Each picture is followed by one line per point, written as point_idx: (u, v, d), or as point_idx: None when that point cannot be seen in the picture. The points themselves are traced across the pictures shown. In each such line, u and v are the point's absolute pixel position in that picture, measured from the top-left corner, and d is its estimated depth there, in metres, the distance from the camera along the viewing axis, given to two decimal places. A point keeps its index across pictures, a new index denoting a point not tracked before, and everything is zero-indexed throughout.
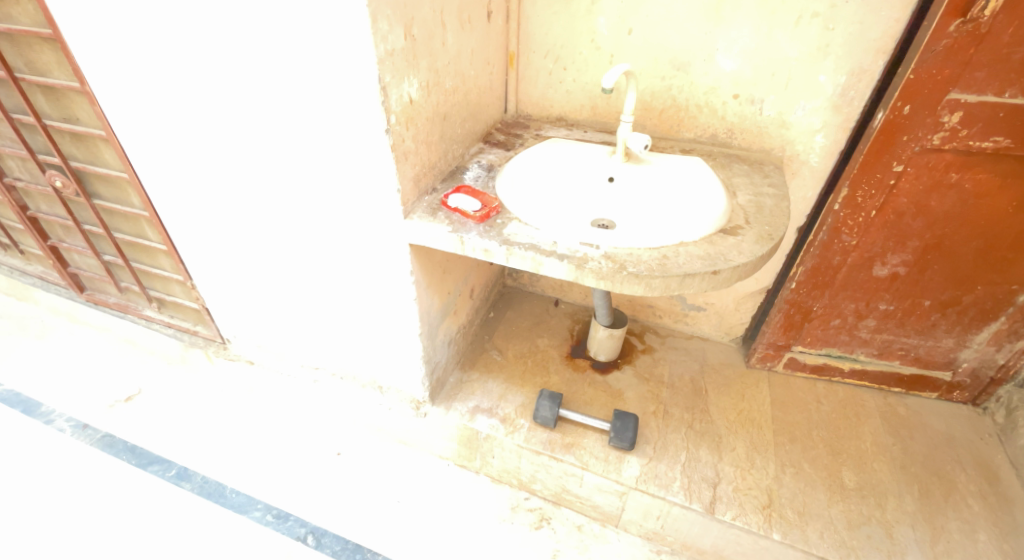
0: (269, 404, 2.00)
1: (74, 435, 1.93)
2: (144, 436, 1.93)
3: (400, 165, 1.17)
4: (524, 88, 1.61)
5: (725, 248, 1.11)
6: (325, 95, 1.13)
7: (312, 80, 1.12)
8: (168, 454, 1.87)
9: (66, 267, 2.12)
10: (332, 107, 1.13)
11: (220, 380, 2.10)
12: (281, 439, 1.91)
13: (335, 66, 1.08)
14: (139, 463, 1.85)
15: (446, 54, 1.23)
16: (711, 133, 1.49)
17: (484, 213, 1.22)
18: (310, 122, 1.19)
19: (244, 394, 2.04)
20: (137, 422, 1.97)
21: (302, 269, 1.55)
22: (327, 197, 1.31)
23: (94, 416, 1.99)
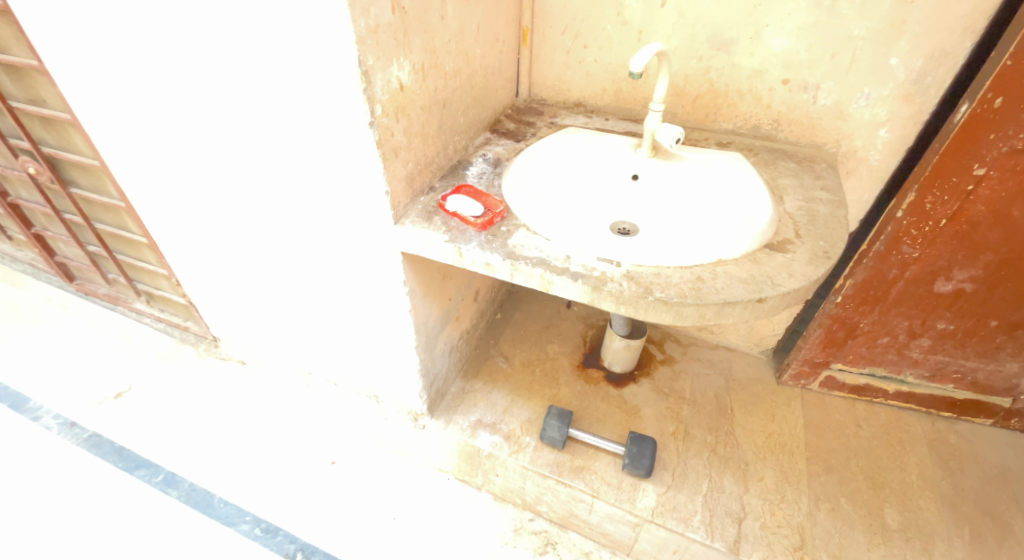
0: (260, 403, 1.88)
1: (61, 433, 1.83)
2: (132, 436, 1.83)
3: (389, 163, 0.99)
4: (538, 69, 1.42)
5: (772, 269, 0.93)
6: (298, 80, 0.95)
7: (282, 63, 0.94)
8: (155, 458, 1.77)
9: (53, 256, 2.01)
10: (308, 95, 0.96)
11: (210, 377, 1.97)
12: (272, 445, 1.79)
13: (308, 47, 0.90)
14: (126, 466, 1.75)
15: (446, 30, 1.04)
16: (753, 125, 1.29)
17: (487, 219, 1.04)
18: (284, 112, 1.02)
19: (234, 393, 1.91)
20: (126, 422, 1.87)
21: (287, 270, 1.40)
22: (309, 196, 1.15)
23: (82, 413, 1.89)
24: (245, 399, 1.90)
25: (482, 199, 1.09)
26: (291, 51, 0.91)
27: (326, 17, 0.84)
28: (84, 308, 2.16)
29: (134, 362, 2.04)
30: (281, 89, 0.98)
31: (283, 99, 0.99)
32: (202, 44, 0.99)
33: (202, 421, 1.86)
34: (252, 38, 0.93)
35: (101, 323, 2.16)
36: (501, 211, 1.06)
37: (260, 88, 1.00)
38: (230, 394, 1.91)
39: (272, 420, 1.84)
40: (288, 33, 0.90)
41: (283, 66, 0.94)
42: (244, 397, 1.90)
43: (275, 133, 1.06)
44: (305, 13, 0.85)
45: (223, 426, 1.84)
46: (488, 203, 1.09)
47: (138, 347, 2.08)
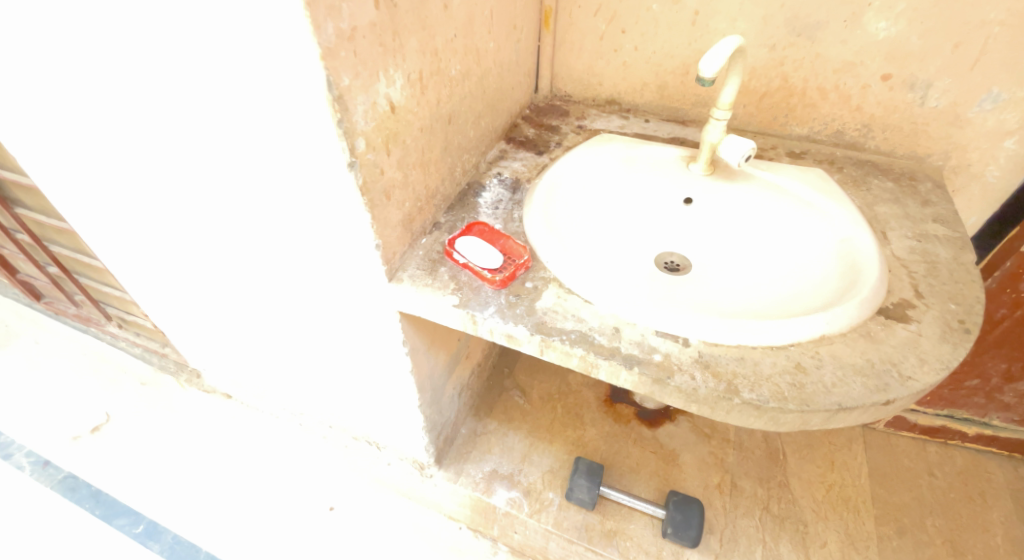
0: (251, 437, 1.68)
1: (34, 474, 1.66)
2: (110, 478, 1.64)
3: (378, 210, 0.73)
4: (562, 59, 1.15)
5: (896, 351, 0.69)
6: (249, 99, 0.69)
7: (230, 79, 0.69)
8: (136, 504, 1.58)
9: (15, 274, 1.81)
10: (263, 118, 0.70)
11: (197, 406, 1.77)
12: (263, 488, 1.58)
13: (260, 60, 0.64)
14: (104, 514, 1.57)
15: (452, 22, 0.78)
16: (834, 130, 1.03)
17: (507, 272, 0.81)
18: (242, 139, 0.77)
19: (222, 425, 1.71)
20: (103, 461, 1.68)
21: (268, 309, 1.17)
22: (284, 237, 0.91)
23: (57, 451, 1.71)
24: (236, 432, 1.70)
25: (500, 243, 0.86)
26: (232, 58, 0.65)
27: (272, 20, 0.56)
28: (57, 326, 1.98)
29: (114, 389, 1.84)
30: (228, 107, 0.72)
31: (232, 119, 0.74)
32: (110, 39, 0.73)
33: (187, 459, 1.67)
34: (182, 39, 0.67)
35: (77, 343, 1.96)
36: (525, 261, 0.83)
37: (203, 105, 0.74)
38: (217, 426, 1.71)
39: (263, 458, 1.64)
40: (224, 33, 0.63)
41: (226, 78, 0.69)
42: (234, 429, 1.71)
43: (233, 160, 0.81)
44: (242, 8, 0.59)
45: (211, 465, 1.65)
46: (508, 248, 0.85)
47: (118, 372, 1.89)
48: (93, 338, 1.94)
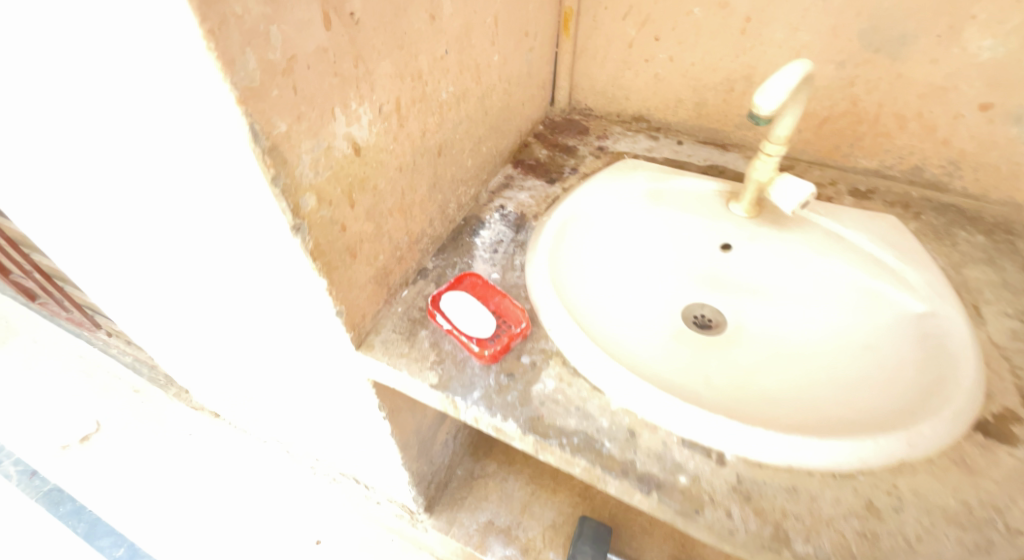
0: (239, 458, 1.55)
1: (21, 485, 1.56)
2: (94, 494, 1.53)
3: (339, 273, 0.58)
4: (584, 68, 1.00)
5: (999, 488, 0.53)
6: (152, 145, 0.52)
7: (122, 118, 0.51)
8: (121, 525, 1.47)
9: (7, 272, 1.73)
10: (170, 168, 0.54)
11: (187, 420, 1.65)
12: (249, 516, 1.46)
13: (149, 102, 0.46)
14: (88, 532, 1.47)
15: (442, 35, 0.62)
16: (910, 166, 0.85)
17: (500, 343, 0.66)
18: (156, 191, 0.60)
19: (212, 443, 1.59)
20: (89, 474, 1.57)
21: (224, 355, 1.02)
22: (224, 297, 0.75)
23: (44, 460, 1.60)
24: (226, 450, 1.58)
25: (494, 303, 0.71)
26: (116, 91, 0.49)
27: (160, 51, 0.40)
28: (52, 329, 1.88)
29: (104, 395, 1.73)
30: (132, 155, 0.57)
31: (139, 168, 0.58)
32: None
33: (172, 477, 1.55)
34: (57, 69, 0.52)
35: (68, 347, 1.86)
36: (523, 328, 0.68)
37: (98, 139, 0.57)
38: (207, 443, 1.60)
39: (250, 482, 1.52)
40: (97, 62, 0.47)
41: (115, 116, 0.52)
42: (225, 446, 1.59)
43: (144, 201, 0.65)
44: (115, 33, 0.42)
45: (195, 487, 1.53)
46: (503, 310, 0.70)
47: (110, 377, 1.78)
48: (86, 343, 1.83)
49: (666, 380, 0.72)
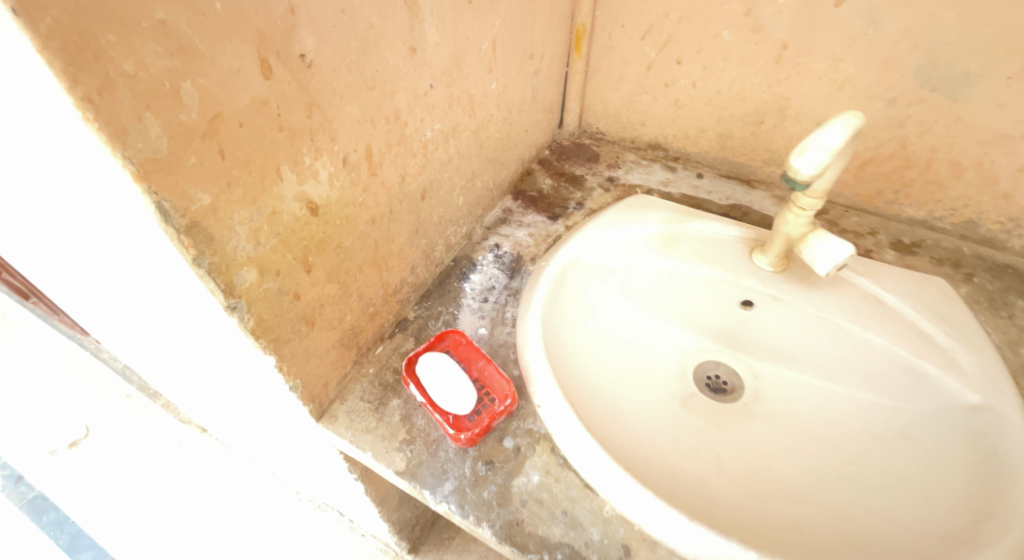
0: (227, 473, 1.41)
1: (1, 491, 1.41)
2: (79, 502, 1.38)
3: (292, 346, 0.50)
4: (596, 89, 0.90)
5: None
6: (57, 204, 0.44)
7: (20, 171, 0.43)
8: (107, 538, 1.32)
9: None
10: (83, 227, 0.45)
11: (177, 428, 1.51)
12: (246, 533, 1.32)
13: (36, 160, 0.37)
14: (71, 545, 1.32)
15: (425, 68, 0.53)
16: (964, 220, 0.75)
17: (479, 424, 0.57)
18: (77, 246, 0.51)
19: (202, 457, 1.44)
20: (75, 480, 1.42)
21: (196, 389, 0.93)
22: (174, 350, 0.66)
23: (28, 464, 1.45)
24: (221, 461, 1.44)
25: (477, 370, 0.62)
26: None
27: (31, 113, 0.32)
28: (41, 328, 1.72)
29: (98, 398, 1.57)
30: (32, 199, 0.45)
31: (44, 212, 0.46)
32: None
33: (172, 495, 1.39)
34: None
35: (55, 349, 1.67)
36: (507, 405, 0.59)
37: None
38: (197, 454, 1.46)
39: (241, 501, 1.37)
40: None
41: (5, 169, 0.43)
42: (220, 457, 1.44)
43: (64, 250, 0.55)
44: None
45: (198, 499, 1.37)
46: (487, 380, 0.61)
47: (104, 380, 1.62)
48: (77, 343, 1.67)
49: (673, 466, 0.64)
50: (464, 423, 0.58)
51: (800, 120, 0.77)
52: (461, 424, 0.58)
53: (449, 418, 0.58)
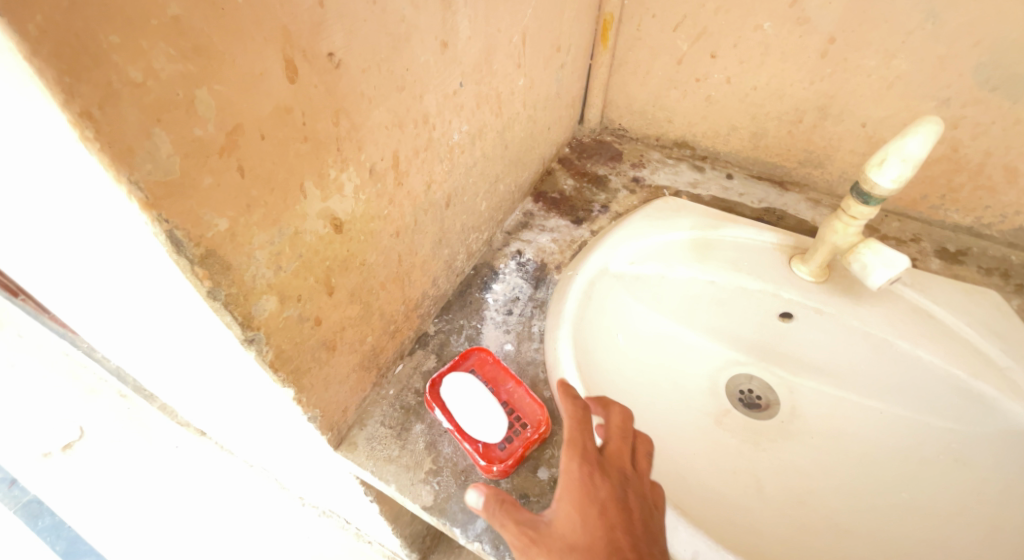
0: (225, 476, 1.37)
1: None
2: (72, 505, 1.33)
3: (311, 375, 0.46)
4: (621, 84, 0.85)
5: None
6: (46, 220, 0.38)
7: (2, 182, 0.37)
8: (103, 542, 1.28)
9: None
10: (76, 247, 0.40)
11: (175, 429, 1.45)
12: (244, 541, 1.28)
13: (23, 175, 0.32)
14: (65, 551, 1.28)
15: (456, 65, 0.48)
16: (1014, 228, 0.71)
17: (511, 455, 0.53)
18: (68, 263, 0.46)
19: (201, 460, 1.40)
20: (67, 483, 1.37)
21: (199, 398, 0.88)
22: (177, 366, 0.61)
23: (18, 466, 1.39)
24: (221, 465, 1.39)
25: (506, 394, 0.57)
26: None
27: (18, 123, 0.27)
28: (30, 326, 1.64)
29: (90, 398, 1.51)
30: (19, 212, 0.40)
31: (35, 227, 0.41)
32: None
33: (163, 497, 1.35)
34: None
35: (43, 348, 1.60)
36: (541, 433, 0.55)
37: None
38: (195, 457, 1.41)
39: (239, 505, 1.33)
40: None
41: None
42: (220, 460, 1.40)
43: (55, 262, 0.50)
44: None
45: (190, 507, 1.33)
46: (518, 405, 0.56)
47: (97, 379, 1.55)
48: (67, 342, 1.59)
49: (712, 494, 0.60)
50: (495, 453, 0.54)
51: (842, 119, 0.72)
52: (491, 453, 0.54)
53: (478, 447, 0.54)
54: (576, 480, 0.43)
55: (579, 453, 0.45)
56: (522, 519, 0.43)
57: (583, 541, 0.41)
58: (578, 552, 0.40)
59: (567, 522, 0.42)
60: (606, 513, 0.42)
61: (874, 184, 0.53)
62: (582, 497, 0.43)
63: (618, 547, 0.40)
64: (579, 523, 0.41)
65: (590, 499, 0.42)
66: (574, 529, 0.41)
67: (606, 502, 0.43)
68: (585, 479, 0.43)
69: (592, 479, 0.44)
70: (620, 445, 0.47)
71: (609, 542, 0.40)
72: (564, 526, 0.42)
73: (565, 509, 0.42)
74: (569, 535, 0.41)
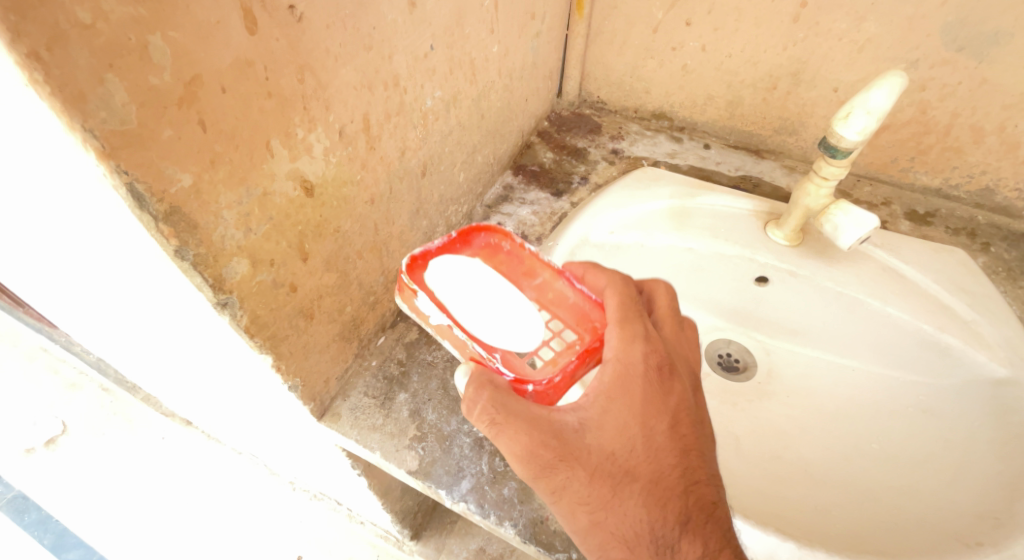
0: (212, 466, 1.36)
1: None
2: (59, 499, 1.32)
3: (290, 343, 0.46)
4: (597, 55, 0.85)
5: None
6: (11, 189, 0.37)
7: None
8: (91, 534, 1.27)
9: None
10: (46, 218, 0.39)
11: (160, 420, 1.43)
12: (233, 529, 1.28)
13: None
14: (53, 544, 1.27)
15: (426, 26, 0.48)
16: (980, 187, 0.72)
17: (551, 382, 0.46)
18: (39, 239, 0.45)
19: (189, 452, 1.38)
20: (51, 479, 1.35)
21: (181, 385, 0.87)
22: (157, 346, 0.61)
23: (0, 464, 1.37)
24: (208, 455, 1.38)
25: (533, 290, 0.52)
26: None
27: None
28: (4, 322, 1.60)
29: (71, 393, 1.49)
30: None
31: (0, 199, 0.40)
32: None
33: (153, 488, 1.34)
34: None
35: (19, 345, 1.56)
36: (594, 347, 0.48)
37: None
38: (182, 448, 1.40)
39: (229, 493, 1.32)
40: None
41: None
42: (207, 450, 1.39)
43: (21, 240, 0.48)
44: None
45: (180, 499, 1.32)
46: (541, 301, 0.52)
47: (77, 373, 1.52)
48: (44, 337, 1.55)
49: (767, 493, 0.58)
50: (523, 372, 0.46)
51: (815, 84, 0.73)
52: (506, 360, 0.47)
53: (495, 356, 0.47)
54: (650, 390, 0.44)
55: (641, 340, 0.45)
56: (552, 429, 0.41)
57: (656, 471, 0.42)
58: (650, 486, 0.41)
59: (624, 435, 0.42)
60: (677, 429, 0.43)
61: (839, 137, 0.54)
62: (656, 411, 0.43)
63: (693, 479, 0.42)
64: (653, 449, 0.42)
65: (665, 414, 0.43)
66: (649, 461, 0.42)
67: (677, 412, 0.44)
68: (659, 394, 0.44)
69: (661, 380, 0.44)
70: (675, 330, 0.49)
71: (683, 477, 0.42)
72: (636, 453, 0.42)
73: (641, 427, 0.43)
74: (630, 456, 0.42)
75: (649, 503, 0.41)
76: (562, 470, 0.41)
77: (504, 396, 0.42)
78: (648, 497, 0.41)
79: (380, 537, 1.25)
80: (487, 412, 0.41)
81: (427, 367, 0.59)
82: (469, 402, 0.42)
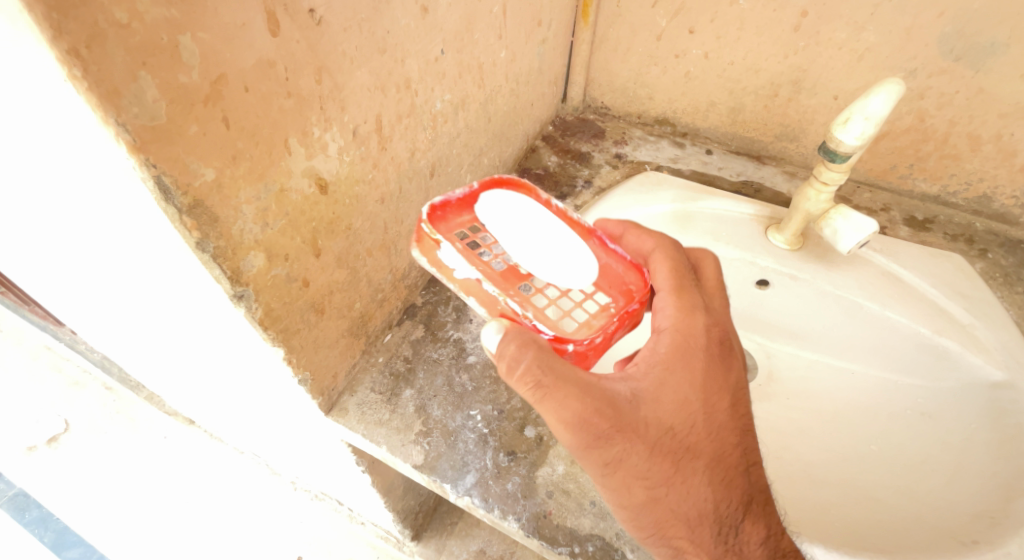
0: (214, 466, 1.36)
1: None
2: (62, 497, 1.33)
3: (301, 337, 0.47)
4: (602, 62, 0.86)
5: None
6: (39, 184, 0.39)
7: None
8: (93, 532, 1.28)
9: None
10: (71, 211, 0.40)
11: (163, 419, 1.44)
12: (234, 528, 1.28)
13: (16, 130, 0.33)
14: (54, 542, 1.27)
15: (437, 32, 0.49)
16: (978, 195, 0.73)
17: (593, 343, 0.46)
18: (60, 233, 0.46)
19: (190, 452, 1.39)
20: (54, 477, 1.36)
21: (187, 383, 0.88)
22: (168, 341, 0.62)
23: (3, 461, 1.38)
24: (210, 455, 1.38)
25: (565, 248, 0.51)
26: None
27: (9, 69, 0.27)
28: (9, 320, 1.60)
29: (75, 391, 1.49)
30: (11, 179, 0.40)
31: (30, 197, 0.41)
32: None
33: (155, 488, 1.34)
34: None
35: (24, 342, 1.57)
36: (633, 310, 0.48)
37: None
38: (184, 447, 1.40)
39: (230, 493, 1.32)
40: None
41: None
42: (209, 451, 1.39)
43: (42, 234, 0.50)
44: None
45: (182, 498, 1.33)
46: (568, 259, 0.50)
47: (80, 371, 1.53)
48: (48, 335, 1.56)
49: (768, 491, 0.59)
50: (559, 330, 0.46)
51: (816, 92, 0.74)
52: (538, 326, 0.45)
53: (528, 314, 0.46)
54: (711, 369, 0.45)
55: (701, 311, 0.47)
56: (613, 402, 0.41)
57: (714, 452, 0.44)
58: (708, 464, 0.44)
59: (684, 411, 0.43)
60: (733, 409, 0.46)
61: (839, 142, 0.55)
62: (713, 390, 0.45)
63: (746, 458, 0.45)
64: (710, 428, 0.44)
65: (722, 393, 0.45)
66: (708, 440, 0.44)
67: (733, 390, 0.46)
68: (716, 374, 0.45)
69: (719, 359, 0.46)
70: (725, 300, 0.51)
71: (734, 460, 0.45)
72: (695, 431, 0.44)
73: (701, 405, 0.44)
74: (689, 434, 0.43)
75: (708, 483, 0.43)
76: (624, 444, 0.41)
77: (553, 360, 0.41)
78: (705, 478, 0.43)
79: (380, 538, 1.25)
80: (532, 374, 0.40)
81: (432, 364, 0.60)
82: (510, 361, 0.41)
